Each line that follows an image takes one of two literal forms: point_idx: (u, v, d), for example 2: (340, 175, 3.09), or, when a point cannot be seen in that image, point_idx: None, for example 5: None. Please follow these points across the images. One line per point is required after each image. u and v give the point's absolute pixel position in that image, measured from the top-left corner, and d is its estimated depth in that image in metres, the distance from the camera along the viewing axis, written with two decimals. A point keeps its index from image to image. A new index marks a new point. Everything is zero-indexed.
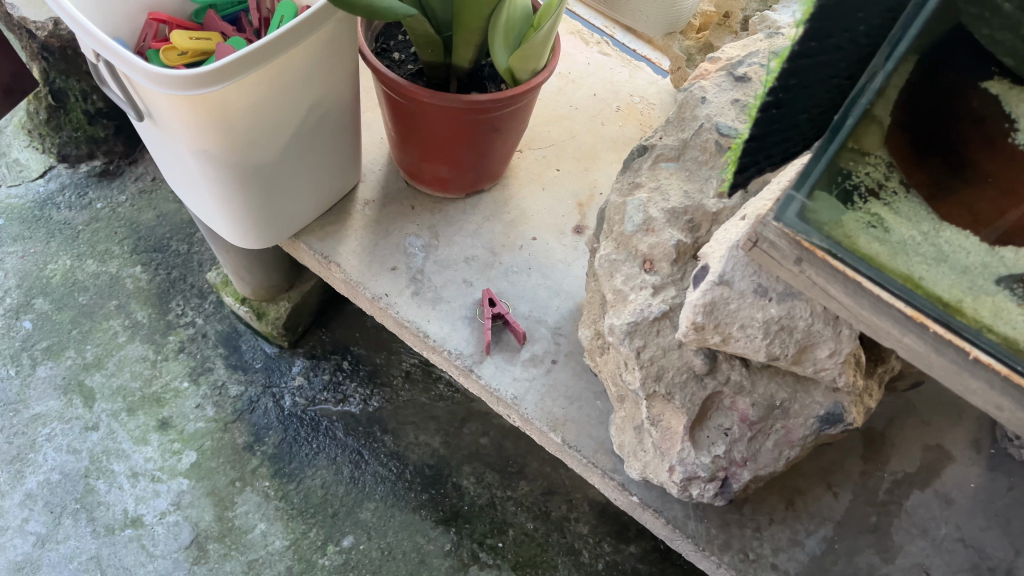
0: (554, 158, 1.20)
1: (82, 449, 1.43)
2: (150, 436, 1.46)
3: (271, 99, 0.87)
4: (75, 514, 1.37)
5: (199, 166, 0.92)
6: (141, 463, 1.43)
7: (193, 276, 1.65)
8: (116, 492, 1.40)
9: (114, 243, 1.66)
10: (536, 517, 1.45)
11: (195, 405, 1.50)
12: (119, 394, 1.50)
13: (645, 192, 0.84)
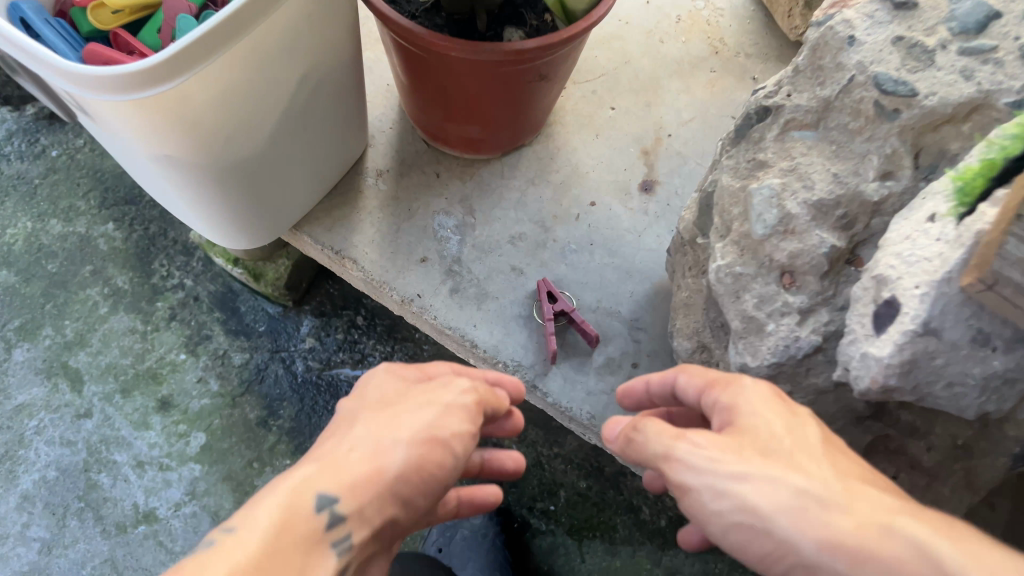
0: (608, 92, 0.95)
1: (77, 440, 1.13)
2: (151, 419, 1.15)
3: (248, 83, 0.64)
4: (80, 514, 1.09)
5: (165, 172, 0.69)
6: (146, 451, 1.13)
7: (175, 230, 1.29)
8: (121, 486, 1.11)
9: (78, 198, 1.29)
10: (588, 475, 1.13)
11: (196, 379, 1.18)
12: (110, 373, 1.18)
13: (777, 175, 0.61)
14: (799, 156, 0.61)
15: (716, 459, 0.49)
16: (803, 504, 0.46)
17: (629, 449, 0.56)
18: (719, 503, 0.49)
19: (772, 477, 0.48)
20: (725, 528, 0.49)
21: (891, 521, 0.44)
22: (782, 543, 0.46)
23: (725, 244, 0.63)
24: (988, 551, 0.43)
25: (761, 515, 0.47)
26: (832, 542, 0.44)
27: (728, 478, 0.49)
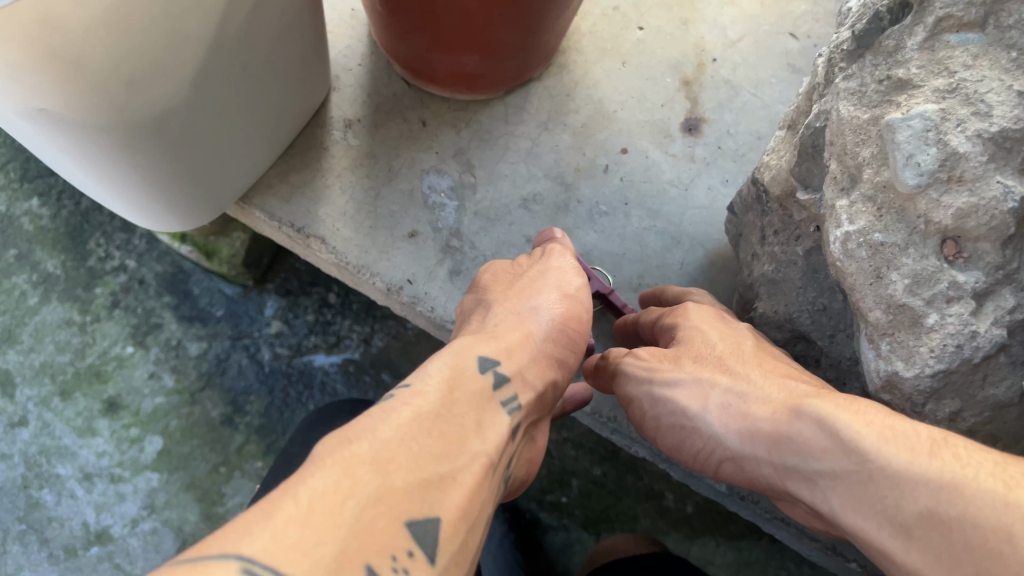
0: (633, 7, 0.75)
1: (11, 454, 0.93)
2: (98, 424, 0.94)
3: (153, 3, 0.44)
4: (22, 537, 0.91)
5: (48, 132, 0.49)
6: (93, 462, 0.93)
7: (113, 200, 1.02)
8: (69, 503, 0.92)
9: None
10: (603, 459, 0.94)
11: (148, 375, 0.96)
12: (43, 374, 0.95)
13: (933, 99, 0.42)
14: (963, 69, 0.42)
15: (654, 369, 0.54)
16: (727, 400, 0.49)
17: (594, 381, 0.61)
18: (659, 424, 0.53)
19: (691, 379, 0.52)
20: (666, 439, 0.54)
21: (804, 403, 0.44)
22: (712, 443, 0.49)
23: (855, 199, 0.44)
24: (889, 412, 0.41)
25: (689, 413, 0.51)
26: (747, 428, 0.47)
27: (661, 387, 0.53)
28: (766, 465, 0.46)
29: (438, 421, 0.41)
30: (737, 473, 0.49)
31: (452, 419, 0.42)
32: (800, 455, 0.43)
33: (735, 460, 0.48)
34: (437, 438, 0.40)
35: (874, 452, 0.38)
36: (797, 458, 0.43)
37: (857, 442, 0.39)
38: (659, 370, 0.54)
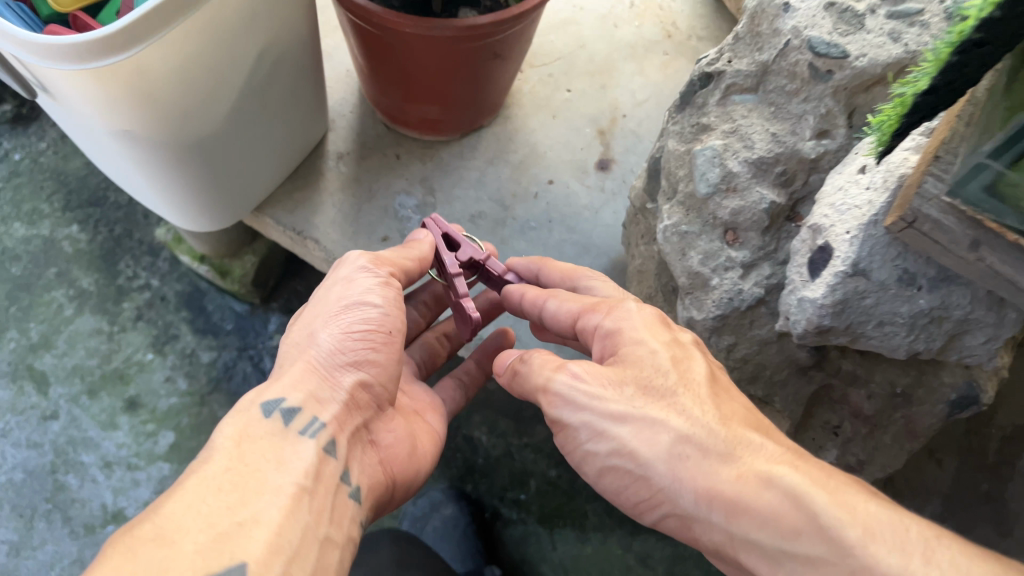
0: (563, 75, 0.98)
1: (43, 443, 1.14)
2: (118, 419, 1.15)
3: (202, 59, 0.65)
4: (48, 515, 1.10)
5: (124, 147, 0.70)
6: (113, 451, 1.14)
7: (140, 231, 1.29)
8: (90, 486, 1.11)
9: (42, 200, 1.30)
10: (558, 463, 1.15)
11: (164, 378, 1.19)
12: (75, 375, 1.18)
13: (719, 137, 0.64)
14: (740, 118, 0.64)
15: (596, 396, 0.54)
16: (683, 453, 0.51)
17: (515, 382, 0.61)
18: (595, 459, 0.55)
19: (652, 422, 0.52)
20: (598, 474, 0.56)
21: (773, 473, 0.47)
22: (670, 501, 0.51)
23: (673, 205, 0.66)
24: (863, 496, 0.46)
25: (646, 467, 0.52)
26: (710, 496, 0.49)
27: (612, 423, 0.53)
28: (705, 521, 0.49)
29: (244, 469, 0.53)
30: (665, 517, 0.53)
31: (254, 458, 0.54)
32: (752, 522, 0.47)
33: (686, 518, 0.51)
34: (249, 483, 0.52)
35: (859, 549, 0.43)
36: (750, 525, 0.47)
37: (836, 532, 0.44)
38: (606, 400, 0.54)
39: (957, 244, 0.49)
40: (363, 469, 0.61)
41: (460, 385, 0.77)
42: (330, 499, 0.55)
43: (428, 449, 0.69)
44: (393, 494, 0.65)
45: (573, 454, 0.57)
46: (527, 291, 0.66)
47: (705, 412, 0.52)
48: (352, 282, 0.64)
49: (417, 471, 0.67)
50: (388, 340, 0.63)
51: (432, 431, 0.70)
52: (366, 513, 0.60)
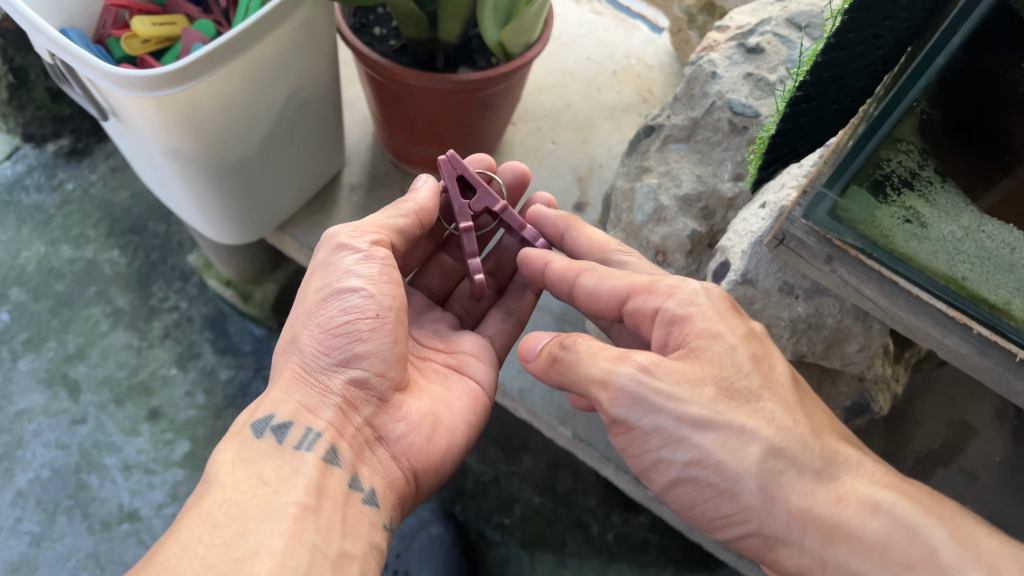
0: (550, 129, 1.14)
1: (70, 444, 1.26)
2: (140, 427, 1.29)
3: (240, 95, 0.80)
4: (69, 511, 1.21)
5: (173, 165, 0.85)
6: (133, 455, 1.26)
7: (173, 257, 1.44)
8: (110, 487, 1.24)
9: (89, 227, 1.44)
10: (541, 491, 1.23)
11: (184, 393, 1.32)
12: (103, 385, 1.31)
13: (654, 178, 0.79)
14: (672, 163, 0.79)
15: (676, 399, 0.58)
16: (775, 470, 0.58)
17: (552, 369, 0.64)
18: (666, 465, 0.61)
19: (741, 434, 0.58)
20: (668, 483, 0.62)
21: (878, 501, 0.57)
22: (760, 521, 0.58)
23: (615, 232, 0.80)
24: (960, 531, 0.55)
25: (728, 482, 0.59)
26: (806, 520, 0.57)
27: (692, 428, 0.58)
28: (794, 543, 0.58)
29: (241, 498, 0.59)
30: (744, 534, 0.60)
31: (250, 483, 0.60)
32: (849, 549, 0.56)
33: (768, 537, 0.59)
34: (249, 512, 0.58)
35: None
36: (849, 553, 0.56)
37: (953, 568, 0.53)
38: (685, 403, 0.58)
39: (817, 258, 0.63)
40: (375, 469, 0.67)
41: (510, 315, 0.82)
42: (338, 513, 0.62)
43: (459, 421, 0.73)
44: (424, 481, 0.71)
45: (632, 451, 0.63)
46: (555, 260, 0.70)
47: (787, 425, 0.59)
48: (335, 269, 0.68)
49: (449, 448, 0.71)
50: (374, 326, 0.67)
51: (463, 401, 0.74)
52: (387, 513, 0.66)
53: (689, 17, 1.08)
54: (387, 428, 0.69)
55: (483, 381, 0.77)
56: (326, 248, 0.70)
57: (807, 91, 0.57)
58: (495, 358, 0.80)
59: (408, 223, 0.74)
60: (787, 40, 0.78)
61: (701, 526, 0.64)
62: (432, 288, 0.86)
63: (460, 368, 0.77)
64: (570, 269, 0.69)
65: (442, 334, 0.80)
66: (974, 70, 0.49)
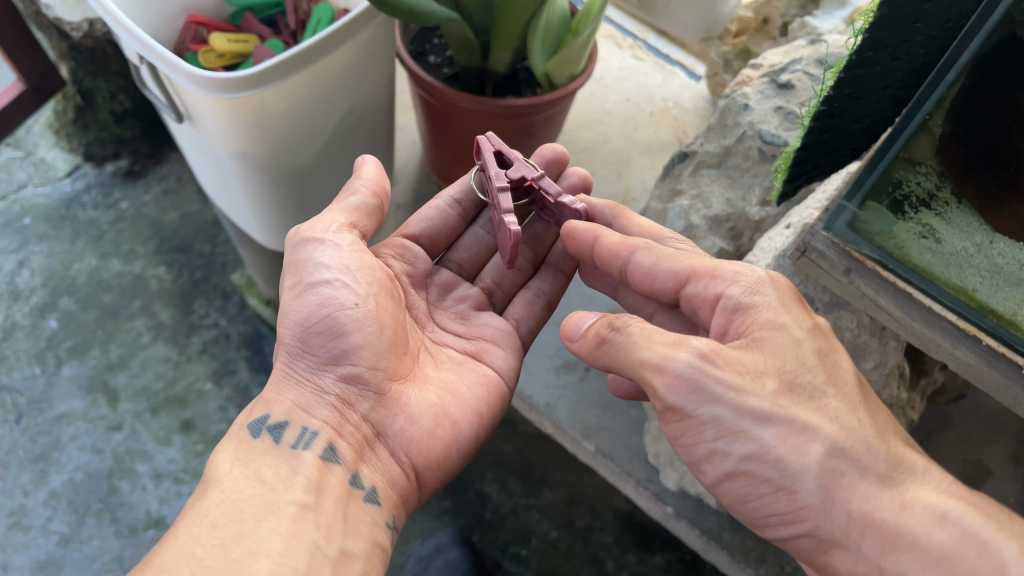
0: (587, 162, 1.20)
1: (105, 449, 1.21)
2: (173, 437, 1.24)
3: (293, 109, 0.86)
4: (99, 514, 1.16)
5: (238, 167, 0.92)
6: (164, 464, 1.21)
7: (217, 277, 1.41)
8: (139, 493, 1.18)
9: (139, 243, 1.42)
10: (560, 525, 1.17)
11: (218, 406, 1.27)
12: (141, 394, 1.27)
13: (687, 200, 0.84)
14: (702, 186, 0.85)
15: (737, 388, 0.59)
16: (837, 471, 0.57)
17: (600, 350, 0.65)
18: (719, 456, 0.60)
19: (801, 430, 0.59)
20: (721, 476, 0.61)
21: (945, 511, 0.56)
22: (817, 522, 0.58)
23: None
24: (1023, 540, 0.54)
25: (785, 479, 0.58)
26: (866, 525, 0.56)
27: (754, 421, 0.59)
28: (849, 547, 0.57)
29: (240, 498, 0.62)
30: (798, 535, 0.59)
31: (249, 482, 0.64)
32: (912, 558, 0.54)
33: (821, 541, 0.58)
34: (247, 512, 0.61)
35: None
36: (911, 561, 0.54)
37: None
38: (748, 394, 0.59)
39: (835, 268, 0.68)
40: (376, 467, 0.70)
41: (538, 298, 0.87)
42: (338, 510, 0.65)
43: (466, 410, 0.74)
44: (429, 477, 0.73)
45: (682, 439, 0.63)
46: (605, 235, 0.73)
47: (852, 427, 0.59)
48: (307, 264, 0.72)
49: (454, 440, 0.73)
50: (352, 318, 0.70)
51: (472, 391, 0.76)
52: (388, 510, 0.69)
53: (726, 61, 1.17)
54: (384, 424, 0.72)
55: (498, 368, 0.80)
56: (296, 244, 0.74)
57: (832, 107, 0.67)
58: (517, 344, 0.84)
59: (366, 202, 0.77)
60: (816, 78, 0.83)
61: (751, 524, 0.63)
62: (462, 264, 0.91)
63: (476, 355, 0.81)
64: (623, 246, 0.72)
65: (465, 317, 0.85)
66: (990, 99, 0.57)
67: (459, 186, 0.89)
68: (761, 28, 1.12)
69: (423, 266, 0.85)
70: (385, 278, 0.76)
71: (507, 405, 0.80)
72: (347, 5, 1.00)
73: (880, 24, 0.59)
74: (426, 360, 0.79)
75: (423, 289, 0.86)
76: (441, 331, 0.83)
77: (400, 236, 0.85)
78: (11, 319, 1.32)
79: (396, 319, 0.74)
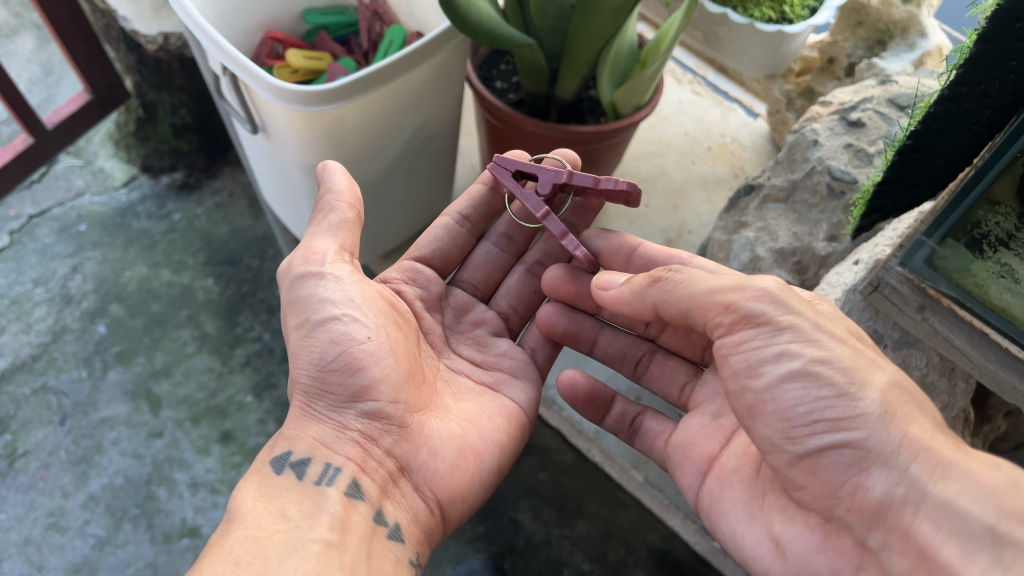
0: (642, 194, 1.22)
1: (145, 455, 1.20)
2: (212, 447, 1.21)
3: (355, 133, 0.88)
4: (135, 519, 1.15)
5: (304, 180, 0.94)
6: (202, 473, 1.19)
7: (264, 291, 1.37)
8: (176, 501, 1.16)
9: (189, 254, 1.40)
10: (593, 558, 1.09)
11: (257, 419, 1.24)
12: (183, 403, 1.25)
13: (752, 232, 0.89)
14: (770, 220, 0.89)
15: (813, 312, 0.61)
16: (901, 399, 0.58)
17: (657, 285, 0.68)
18: (787, 358, 0.59)
19: (870, 363, 0.59)
20: (784, 376, 0.59)
21: (997, 462, 0.56)
22: (871, 432, 0.56)
23: None
24: None
25: (851, 385, 0.57)
26: (920, 447, 0.55)
27: (829, 338, 0.59)
28: (894, 466, 0.55)
29: (266, 534, 0.62)
30: (839, 446, 0.57)
31: (273, 520, 0.63)
32: (963, 487, 0.54)
33: (861, 458, 0.56)
34: (272, 550, 0.60)
35: None
36: (960, 489, 0.54)
37: None
38: (824, 323, 0.61)
39: (909, 305, 0.69)
40: (400, 503, 0.70)
41: None
42: (362, 550, 0.64)
43: (487, 440, 0.75)
44: (454, 510, 0.72)
45: (736, 350, 0.62)
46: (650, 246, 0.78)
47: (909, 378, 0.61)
48: (310, 301, 0.71)
49: (476, 472, 0.73)
50: (366, 352, 0.70)
51: (492, 421, 0.76)
52: (412, 547, 0.69)
53: (788, 100, 1.19)
54: (408, 457, 0.71)
55: (518, 398, 0.81)
56: (295, 279, 0.73)
57: (916, 142, 0.69)
58: (535, 374, 0.84)
59: (345, 218, 0.75)
60: (886, 116, 0.86)
61: (779, 441, 0.60)
62: (475, 284, 0.90)
63: (495, 386, 0.81)
64: (676, 256, 0.78)
65: (482, 343, 0.86)
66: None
67: (466, 201, 0.88)
68: (826, 68, 1.14)
69: (435, 289, 0.85)
70: (389, 308, 0.76)
71: (528, 434, 0.81)
72: (419, 27, 1.02)
73: (980, 55, 0.60)
74: (445, 390, 0.79)
75: (438, 312, 0.86)
76: (456, 356, 0.84)
77: (409, 260, 0.86)
78: (61, 323, 1.31)
79: (407, 349, 0.74)
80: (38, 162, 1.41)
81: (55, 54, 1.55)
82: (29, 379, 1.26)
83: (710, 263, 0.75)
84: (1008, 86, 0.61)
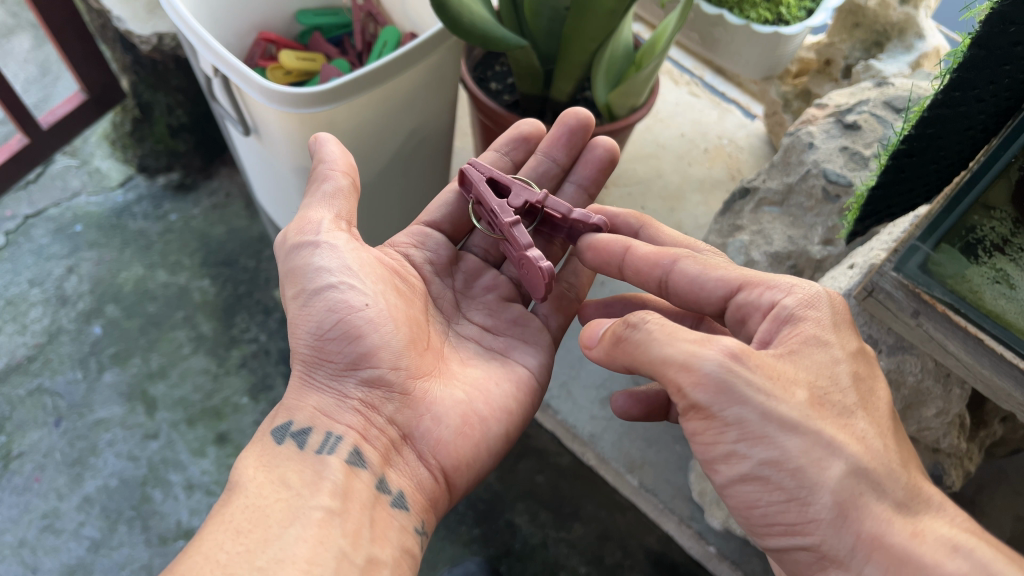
0: (640, 195, 1.21)
1: (140, 457, 1.19)
2: (207, 448, 1.21)
3: (348, 134, 0.87)
4: (131, 521, 1.14)
5: (297, 180, 0.94)
6: (197, 475, 1.18)
7: (260, 292, 1.37)
8: (171, 503, 1.16)
9: (186, 254, 1.40)
10: (590, 561, 1.09)
11: (253, 421, 1.23)
12: (179, 405, 1.24)
13: (748, 235, 0.89)
14: (765, 224, 0.89)
15: (767, 381, 0.56)
16: (855, 490, 0.55)
17: (617, 350, 0.62)
18: (737, 459, 0.58)
19: (827, 447, 0.56)
20: (735, 478, 0.59)
21: (957, 543, 0.53)
22: (824, 537, 0.55)
23: None
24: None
25: (800, 490, 0.56)
26: (872, 548, 0.54)
27: (779, 428, 0.56)
28: (850, 567, 0.55)
29: (266, 503, 0.61)
30: (799, 545, 0.57)
31: (273, 488, 0.62)
32: None
33: (819, 553, 0.56)
34: (272, 518, 0.59)
35: None
36: None
37: None
38: (777, 401, 0.56)
39: (904, 310, 0.68)
40: (404, 472, 0.69)
41: (569, 293, 0.86)
42: (365, 516, 0.63)
43: (494, 406, 0.73)
44: (460, 478, 0.71)
45: (697, 439, 0.60)
46: (637, 247, 0.71)
47: (876, 451, 0.57)
48: (305, 271, 0.71)
49: (484, 438, 0.71)
50: (364, 319, 0.69)
51: (501, 386, 0.75)
52: (418, 515, 0.68)
53: (785, 102, 1.18)
54: (410, 425, 0.70)
55: (529, 364, 0.79)
56: (290, 251, 0.73)
57: (911, 146, 0.68)
58: (546, 341, 0.82)
59: (340, 186, 0.75)
60: (883, 119, 0.86)
61: (750, 529, 0.61)
62: (486, 249, 0.90)
63: (504, 353, 0.80)
64: (662, 255, 0.70)
65: (494, 308, 0.84)
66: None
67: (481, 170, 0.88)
68: (823, 70, 1.14)
69: (445, 252, 0.86)
70: (389, 274, 0.76)
71: (540, 400, 0.79)
72: (413, 28, 1.02)
73: (974, 60, 0.60)
74: (453, 355, 0.77)
75: (448, 276, 0.86)
76: (467, 322, 0.83)
77: (419, 223, 0.86)
78: (57, 323, 1.30)
79: (408, 316, 0.74)
80: (35, 163, 1.40)
81: (52, 55, 1.54)
82: (25, 380, 1.25)
83: (695, 269, 0.68)
84: (1002, 91, 0.60)
